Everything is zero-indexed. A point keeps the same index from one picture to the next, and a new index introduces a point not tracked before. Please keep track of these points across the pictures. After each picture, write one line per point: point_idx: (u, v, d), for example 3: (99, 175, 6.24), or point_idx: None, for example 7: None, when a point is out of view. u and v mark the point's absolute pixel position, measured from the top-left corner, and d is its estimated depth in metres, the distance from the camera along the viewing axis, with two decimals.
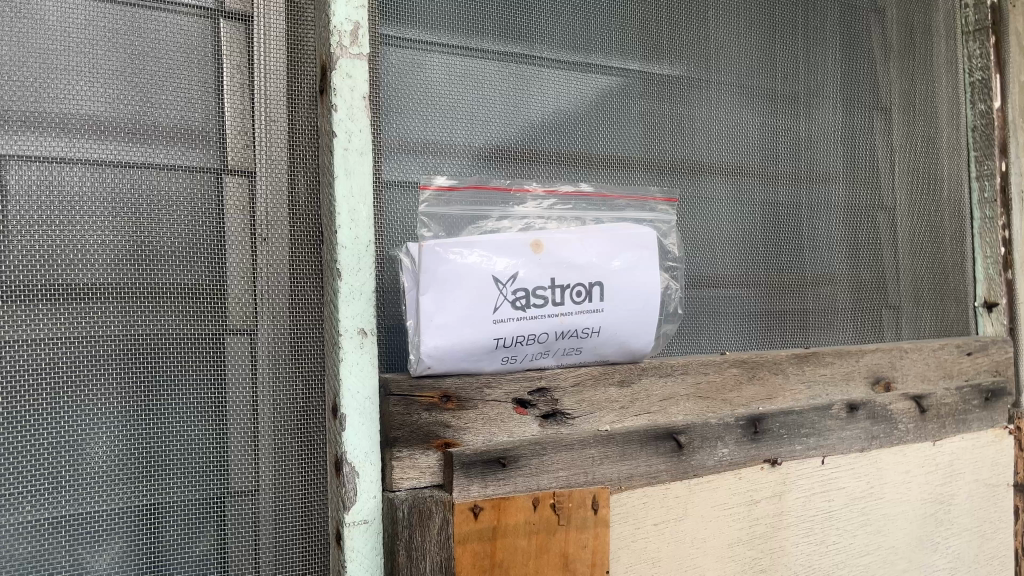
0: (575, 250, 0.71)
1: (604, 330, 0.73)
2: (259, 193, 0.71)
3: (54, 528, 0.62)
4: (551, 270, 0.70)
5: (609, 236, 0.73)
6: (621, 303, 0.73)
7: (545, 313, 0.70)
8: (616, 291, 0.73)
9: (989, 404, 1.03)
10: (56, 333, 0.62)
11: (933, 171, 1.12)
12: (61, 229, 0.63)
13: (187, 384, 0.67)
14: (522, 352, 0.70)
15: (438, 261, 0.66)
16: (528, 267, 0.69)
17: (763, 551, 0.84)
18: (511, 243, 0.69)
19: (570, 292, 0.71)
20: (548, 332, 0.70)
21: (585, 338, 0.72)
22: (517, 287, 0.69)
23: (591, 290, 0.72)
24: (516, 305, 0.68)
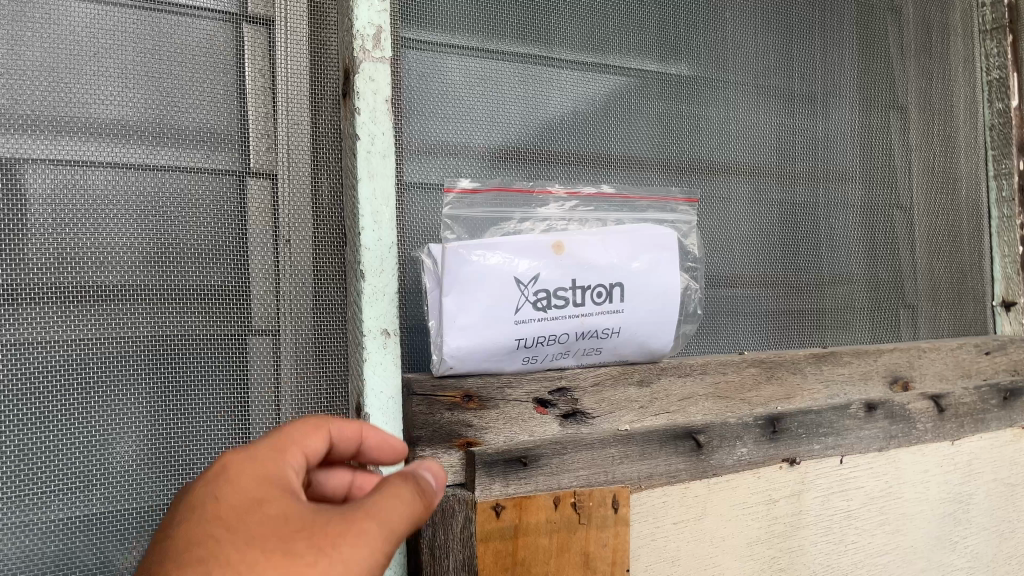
0: (596, 251, 0.72)
1: (625, 330, 0.73)
2: (282, 195, 0.72)
3: (83, 526, 0.63)
4: (572, 271, 0.71)
5: (631, 237, 0.74)
6: (642, 304, 0.73)
7: (566, 314, 0.70)
8: (637, 291, 0.73)
9: (1008, 403, 1.02)
10: (84, 334, 0.63)
11: (950, 170, 1.12)
12: (88, 232, 0.64)
13: (210, 385, 0.68)
14: (543, 352, 0.71)
15: (462, 263, 0.66)
16: (549, 268, 0.70)
17: (781, 551, 0.85)
18: (533, 244, 0.70)
19: (591, 293, 0.71)
20: (568, 333, 0.71)
21: (606, 338, 0.73)
22: (538, 287, 0.69)
23: (612, 291, 0.72)
24: (538, 306, 0.69)
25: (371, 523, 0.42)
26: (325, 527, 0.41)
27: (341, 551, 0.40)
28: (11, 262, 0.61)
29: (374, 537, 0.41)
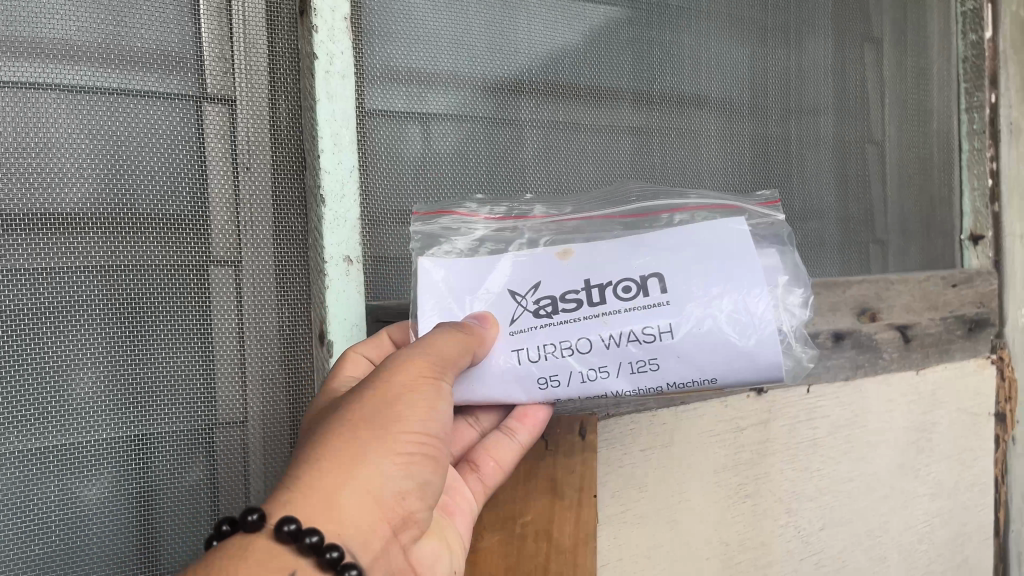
0: (617, 250, 0.59)
1: (678, 329, 0.55)
2: (240, 120, 0.69)
3: (43, 459, 0.61)
4: (584, 271, 0.58)
5: (662, 237, 0.59)
6: (700, 298, 0.56)
7: (584, 316, 0.57)
8: (689, 278, 0.56)
9: (973, 334, 1.05)
10: (36, 263, 0.61)
11: (923, 103, 1.11)
12: (35, 156, 0.61)
13: (174, 314, 0.67)
14: (564, 370, 0.56)
15: (455, 268, 0.59)
16: (556, 275, 0.58)
17: (749, 478, 0.84)
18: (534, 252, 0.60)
19: (614, 288, 0.57)
20: (591, 339, 0.56)
21: (654, 342, 0.55)
22: (540, 295, 0.58)
23: (644, 284, 0.57)
24: (540, 313, 0.57)
25: (413, 359, 0.53)
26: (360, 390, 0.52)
27: (367, 404, 0.51)
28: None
29: (409, 371, 0.52)
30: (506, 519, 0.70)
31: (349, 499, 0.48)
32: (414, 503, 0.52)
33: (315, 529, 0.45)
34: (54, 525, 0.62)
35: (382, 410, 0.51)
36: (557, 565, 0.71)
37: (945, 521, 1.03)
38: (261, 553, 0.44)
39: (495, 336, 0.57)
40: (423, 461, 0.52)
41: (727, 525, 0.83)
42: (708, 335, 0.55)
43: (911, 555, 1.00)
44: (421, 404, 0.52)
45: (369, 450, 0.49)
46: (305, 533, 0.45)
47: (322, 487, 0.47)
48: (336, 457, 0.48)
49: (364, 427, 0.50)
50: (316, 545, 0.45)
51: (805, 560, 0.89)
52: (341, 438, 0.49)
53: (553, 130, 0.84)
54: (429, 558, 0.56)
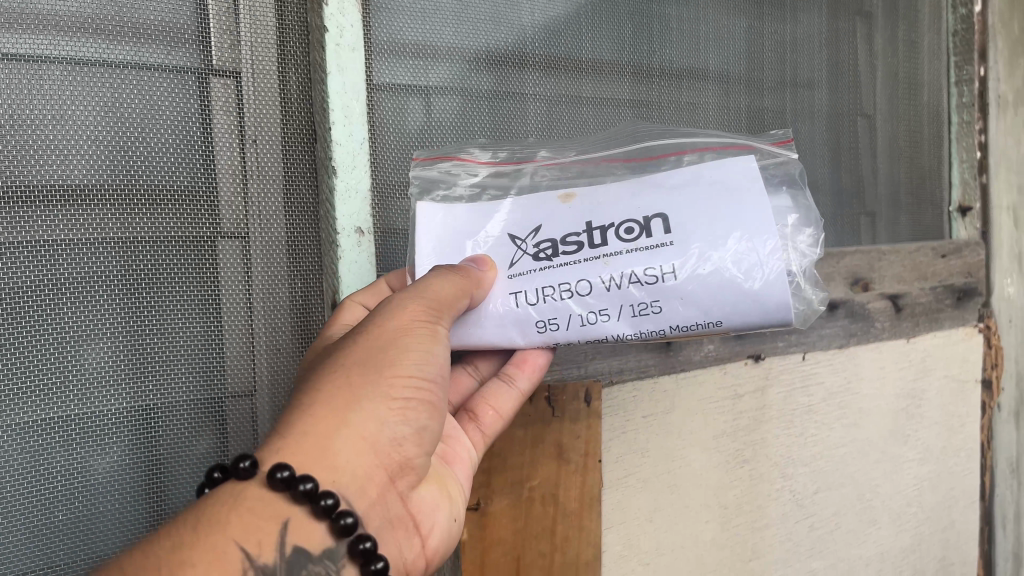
0: (620, 193, 0.60)
1: (681, 272, 0.56)
2: (247, 94, 0.69)
3: (57, 427, 0.62)
4: (586, 213, 0.59)
5: (666, 180, 0.60)
6: (704, 237, 0.57)
7: (585, 257, 0.58)
8: (693, 218, 0.58)
9: (961, 303, 1.07)
10: (47, 236, 0.61)
11: (913, 76, 1.13)
12: (44, 129, 0.61)
13: (183, 287, 0.67)
14: (564, 312, 0.58)
15: (454, 214, 0.61)
16: (557, 218, 0.60)
17: (746, 443, 0.87)
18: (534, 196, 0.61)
19: (615, 231, 0.58)
20: (592, 281, 0.58)
21: (657, 283, 0.57)
22: (541, 237, 0.59)
23: (648, 225, 0.58)
24: (541, 255, 0.59)
25: (409, 305, 0.54)
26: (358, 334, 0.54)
27: (363, 349, 0.52)
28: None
29: (404, 316, 0.53)
30: (514, 483, 0.71)
31: (342, 446, 0.50)
32: (411, 449, 0.54)
33: (309, 477, 0.47)
34: (69, 493, 0.63)
35: (378, 355, 0.52)
36: (563, 527, 0.73)
37: (933, 485, 1.06)
38: (250, 504, 0.46)
39: (493, 278, 0.59)
40: (421, 407, 0.54)
41: (725, 489, 0.85)
42: (712, 277, 0.56)
43: (900, 518, 1.03)
44: (417, 349, 0.53)
45: (362, 397, 0.51)
46: (298, 480, 0.47)
47: (315, 435, 0.49)
48: (329, 404, 0.50)
49: (358, 372, 0.51)
50: (309, 492, 0.47)
51: (800, 523, 0.92)
52: (334, 383, 0.51)
53: (556, 102, 0.85)
54: (427, 506, 0.58)
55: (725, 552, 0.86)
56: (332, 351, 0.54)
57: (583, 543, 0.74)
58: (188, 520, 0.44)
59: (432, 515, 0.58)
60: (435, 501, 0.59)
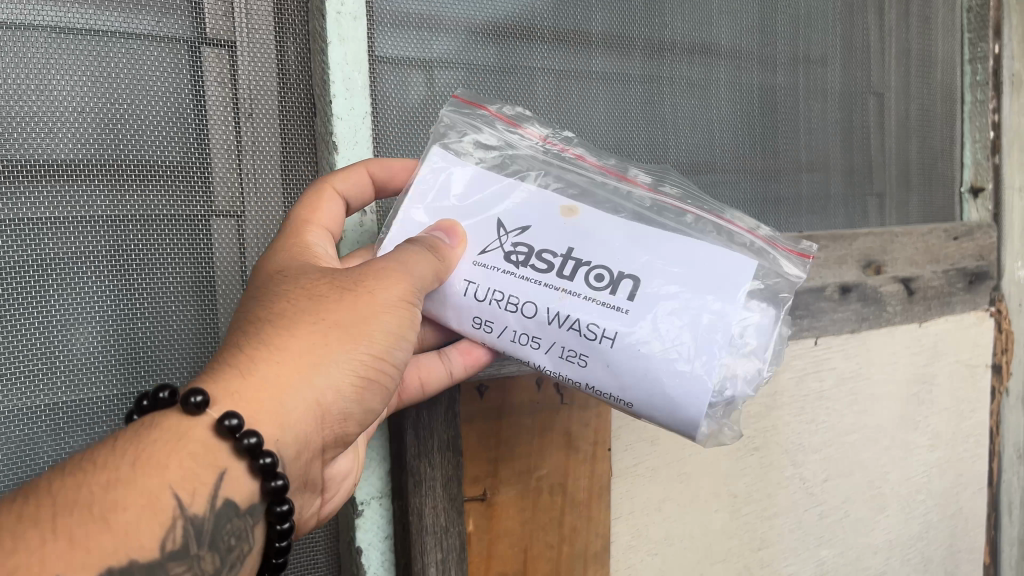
0: (617, 230, 0.53)
1: (623, 340, 0.51)
2: (240, 65, 0.65)
3: (44, 414, 0.59)
4: (572, 239, 0.53)
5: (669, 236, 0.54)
6: (663, 317, 0.51)
7: (546, 283, 0.53)
8: (666, 295, 0.52)
9: (973, 287, 1.05)
10: (33, 213, 0.58)
11: (927, 52, 1.10)
12: (28, 99, 0.57)
13: (174, 267, 0.64)
14: (503, 322, 0.54)
15: (436, 167, 0.55)
16: (548, 231, 0.54)
17: (757, 430, 0.84)
18: (544, 196, 0.55)
19: (587, 273, 0.53)
20: (539, 307, 0.53)
21: (591, 340, 0.52)
22: (520, 240, 0.54)
23: (620, 281, 0.52)
24: (509, 257, 0.53)
25: (386, 271, 0.51)
26: (346, 283, 0.50)
27: (341, 304, 0.49)
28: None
29: (391, 292, 0.50)
30: (523, 473, 0.68)
31: (294, 405, 0.47)
32: (350, 427, 0.52)
33: (255, 433, 0.44)
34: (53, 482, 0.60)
35: (353, 314, 0.49)
36: (571, 518, 0.71)
37: (942, 471, 1.05)
38: (193, 447, 0.43)
39: (461, 252, 0.54)
40: (374, 388, 0.51)
41: (736, 477, 0.83)
42: (638, 360, 0.51)
43: (909, 505, 1.01)
44: (389, 329, 0.51)
45: (326, 356, 0.48)
46: (244, 435, 0.44)
47: (272, 385, 0.46)
48: (294, 357, 0.47)
49: (332, 339, 0.48)
50: (251, 449, 0.44)
51: (810, 511, 0.90)
52: (305, 337, 0.47)
53: (564, 76, 0.80)
54: (341, 470, 0.58)
55: (734, 541, 0.84)
56: (309, 285, 0.50)
57: (593, 533, 0.72)
58: (123, 451, 0.40)
59: (341, 482, 0.58)
60: (345, 472, 0.58)
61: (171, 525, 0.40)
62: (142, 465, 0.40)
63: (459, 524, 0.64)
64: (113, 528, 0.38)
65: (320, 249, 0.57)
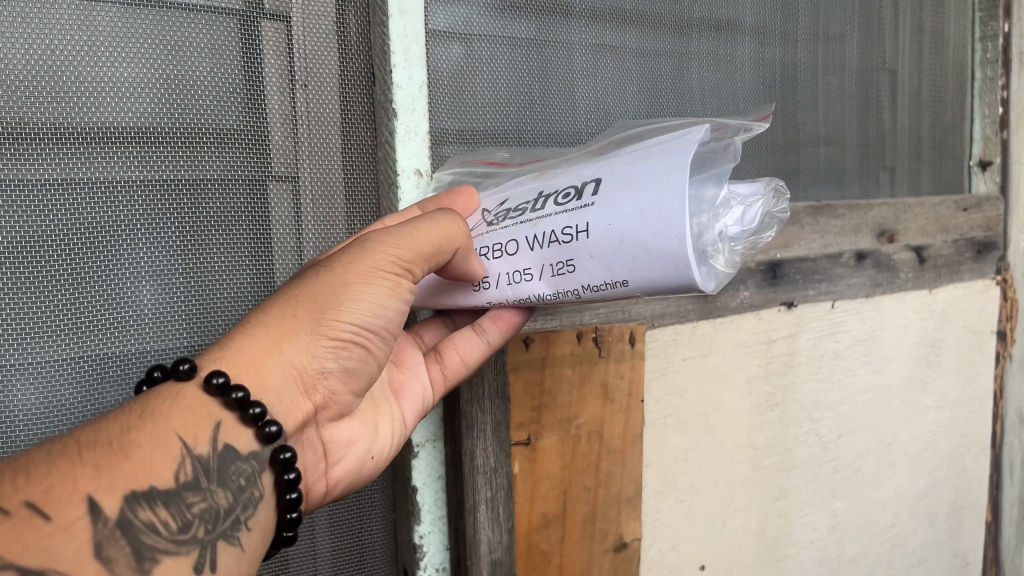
0: (579, 167, 0.53)
1: (595, 229, 0.49)
2: (297, 35, 0.67)
3: (111, 366, 0.62)
4: (541, 184, 0.55)
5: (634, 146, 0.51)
6: (627, 194, 0.48)
7: (521, 222, 0.54)
8: (624, 176, 0.49)
9: (981, 256, 1.10)
10: (100, 176, 0.60)
11: (940, 30, 1.14)
12: (95, 66, 0.59)
13: (233, 228, 0.66)
14: (495, 270, 0.56)
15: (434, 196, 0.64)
16: (522, 191, 0.56)
17: (777, 387, 0.89)
18: (518, 176, 0.59)
19: (557, 198, 0.52)
20: (519, 240, 0.54)
21: (570, 243, 0.50)
22: (501, 206, 0.57)
23: (584, 188, 0.51)
24: (492, 220, 0.57)
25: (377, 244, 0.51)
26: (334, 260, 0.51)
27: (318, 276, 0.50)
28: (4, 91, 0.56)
29: (373, 256, 0.50)
30: (563, 420, 0.73)
31: (275, 368, 0.50)
32: (334, 385, 0.53)
33: (241, 385, 0.48)
34: None
35: (329, 283, 0.50)
36: (607, 463, 0.76)
37: (948, 431, 1.10)
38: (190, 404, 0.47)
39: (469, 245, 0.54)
40: (355, 351, 0.53)
41: (757, 431, 0.88)
42: (610, 233, 0.48)
43: (916, 462, 1.07)
44: (369, 298, 0.51)
45: (298, 323, 0.50)
46: (232, 388, 0.47)
47: (249, 353, 0.50)
48: (269, 327, 0.50)
49: (302, 311, 0.50)
50: (242, 401, 0.48)
51: (824, 465, 0.95)
52: (278, 309, 0.50)
53: (599, 49, 0.84)
54: (342, 437, 0.58)
55: (754, 491, 0.89)
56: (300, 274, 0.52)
57: (625, 478, 0.77)
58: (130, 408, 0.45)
59: (346, 447, 0.58)
60: (353, 436, 0.58)
61: (180, 462, 0.44)
62: (146, 415, 0.44)
63: (506, 466, 0.69)
64: (129, 460, 0.41)
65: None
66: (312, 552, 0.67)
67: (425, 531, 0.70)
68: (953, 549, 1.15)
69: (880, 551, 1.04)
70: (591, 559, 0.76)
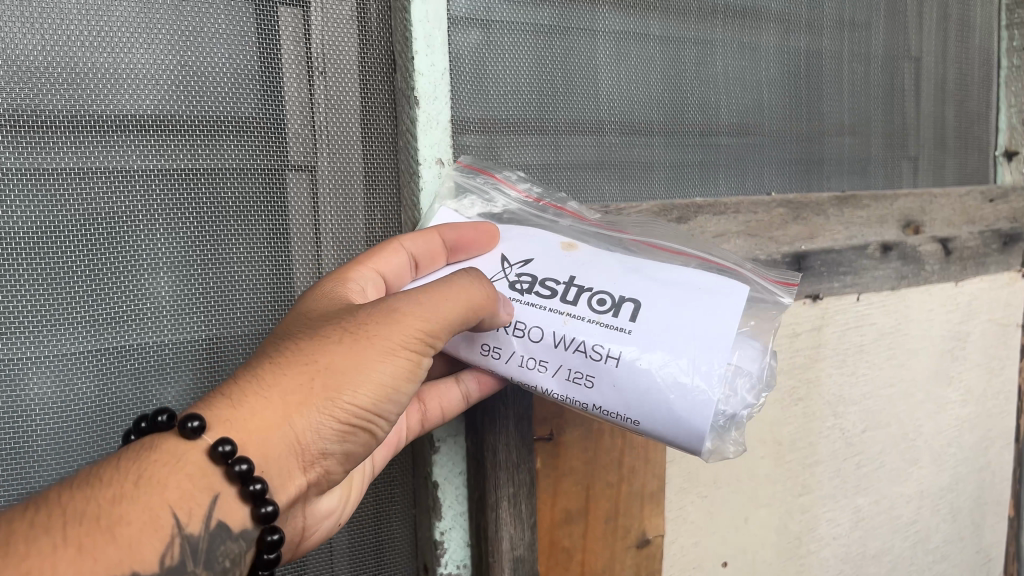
0: (612, 266, 0.58)
1: (628, 360, 0.53)
2: (314, 22, 0.65)
3: (126, 359, 0.60)
4: (572, 269, 0.58)
5: (672, 278, 0.56)
6: (665, 333, 0.53)
7: (551, 307, 0.56)
8: (664, 315, 0.54)
9: (1007, 248, 1.07)
10: (113, 164, 0.58)
11: (967, 17, 1.11)
12: (107, 52, 0.57)
13: (249, 219, 0.64)
14: (508, 348, 0.57)
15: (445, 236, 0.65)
16: (551, 261, 0.59)
17: (801, 381, 0.88)
18: (543, 237, 0.61)
19: (590, 299, 0.56)
20: (545, 332, 0.55)
21: (598, 362, 0.54)
22: (524, 271, 0.59)
23: (621, 305, 0.55)
24: (515, 286, 0.58)
25: (410, 322, 0.51)
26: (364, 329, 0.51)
27: (347, 347, 0.50)
28: (14, 75, 0.54)
29: (402, 334, 0.51)
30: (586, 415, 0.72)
31: (277, 441, 0.47)
32: (330, 468, 0.51)
33: (245, 459, 0.46)
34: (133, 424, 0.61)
35: (355, 362, 0.50)
36: (629, 458, 0.75)
37: (971, 426, 1.08)
38: (189, 471, 0.45)
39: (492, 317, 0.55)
40: (360, 437, 0.51)
41: (781, 425, 0.87)
42: (644, 374, 0.53)
43: (940, 457, 1.05)
44: (388, 376, 0.51)
45: (313, 399, 0.48)
46: (236, 461, 0.45)
47: (256, 417, 0.47)
48: (284, 394, 0.48)
49: (320, 382, 0.48)
50: (244, 476, 0.46)
51: (847, 460, 0.94)
52: (298, 375, 0.48)
53: (624, 36, 0.82)
54: (322, 508, 0.58)
55: (777, 487, 0.88)
56: (328, 328, 0.51)
57: (648, 473, 0.76)
58: (125, 472, 0.42)
59: (319, 522, 0.58)
60: (331, 510, 0.58)
61: (169, 543, 0.42)
62: (141, 483, 0.42)
63: (529, 462, 0.67)
64: (117, 540, 0.39)
65: (357, 288, 0.57)
66: (330, 548, 0.66)
67: (447, 527, 0.69)
68: (975, 545, 1.14)
69: (903, 548, 1.03)
70: (613, 556, 0.75)
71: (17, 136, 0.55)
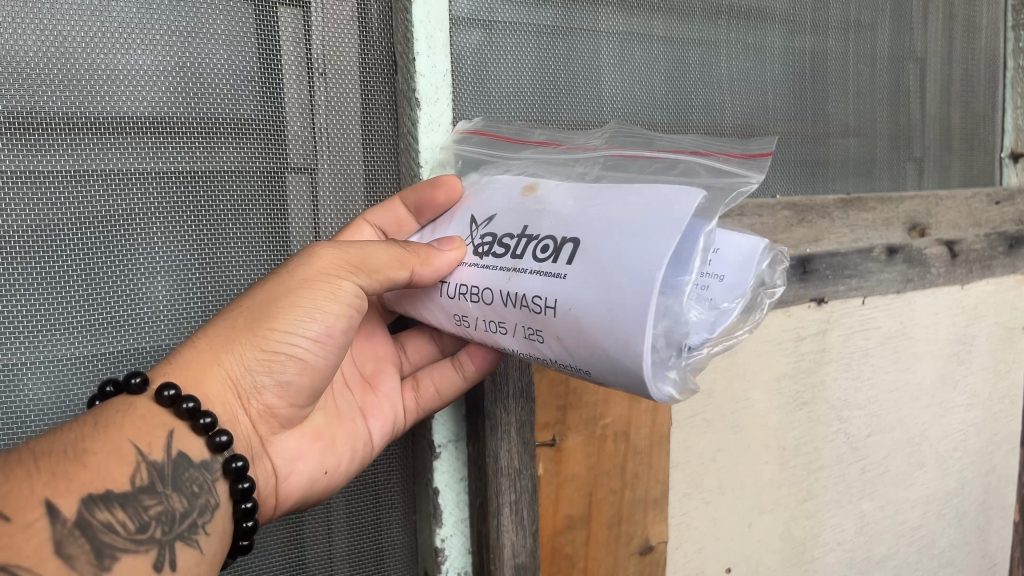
0: (575, 193, 0.50)
1: (561, 306, 0.45)
2: (315, 22, 0.64)
3: (124, 363, 0.60)
4: (527, 216, 0.51)
5: (637, 197, 0.47)
6: (598, 268, 0.44)
7: (501, 265, 0.50)
8: (602, 246, 0.45)
9: (1013, 251, 1.06)
10: (111, 167, 0.57)
11: (973, 18, 1.10)
12: (105, 53, 0.56)
13: (249, 221, 0.63)
14: (472, 314, 0.52)
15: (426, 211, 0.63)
16: (510, 211, 0.53)
17: (806, 385, 0.87)
18: (512, 184, 0.55)
19: (535, 245, 0.49)
20: (494, 291, 0.50)
21: (539, 314, 0.47)
22: (486, 230, 0.53)
23: (562, 247, 0.47)
24: (478, 249, 0.53)
25: (330, 253, 0.52)
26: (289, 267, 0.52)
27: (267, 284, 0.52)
28: (12, 78, 0.53)
29: (321, 261, 0.51)
30: (589, 421, 0.71)
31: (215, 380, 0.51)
32: (270, 401, 0.54)
33: (192, 397, 0.49)
34: None
35: (280, 296, 0.51)
36: (633, 463, 0.74)
37: (977, 430, 1.08)
38: (142, 413, 0.48)
39: (457, 256, 0.54)
40: (289, 362, 0.53)
41: (785, 430, 0.86)
42: (577, 318, 0.45)
43: (945, 461, 1.04)
44: (312, 302, 0.51)
45: (236, 337, 0.51)
46: (182, 400, 0.49)
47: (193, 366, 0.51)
48: (211, 338, 0.51)
49: (241, 321, 0.51)
50: (193, 412, 0.49)
51: (852, 465, 0.93)
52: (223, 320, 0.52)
53: (627, 37, 0.81)
54: (288, 452, 0.57)
55: (782, 492, 0.87)
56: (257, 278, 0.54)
57: (651, 479, 0.75)
58: (82, 422, 0.46)
59: (293, 463, 0.57)
60: (301, 454, 0.57)
61: (132, 469, 0.45)
62: (100, 426, 0.46)
63: (531, 467, 0.67)
64: (84, 466, 0.43)
65: None
66: (330, 554, 0.65)
67: (447, 534, 0.68)
68: (981, 550, 1.13)
69: (907, 552, 1.02)
70: (616, 562, 0.75)
71: (14, 139, 0.54)
